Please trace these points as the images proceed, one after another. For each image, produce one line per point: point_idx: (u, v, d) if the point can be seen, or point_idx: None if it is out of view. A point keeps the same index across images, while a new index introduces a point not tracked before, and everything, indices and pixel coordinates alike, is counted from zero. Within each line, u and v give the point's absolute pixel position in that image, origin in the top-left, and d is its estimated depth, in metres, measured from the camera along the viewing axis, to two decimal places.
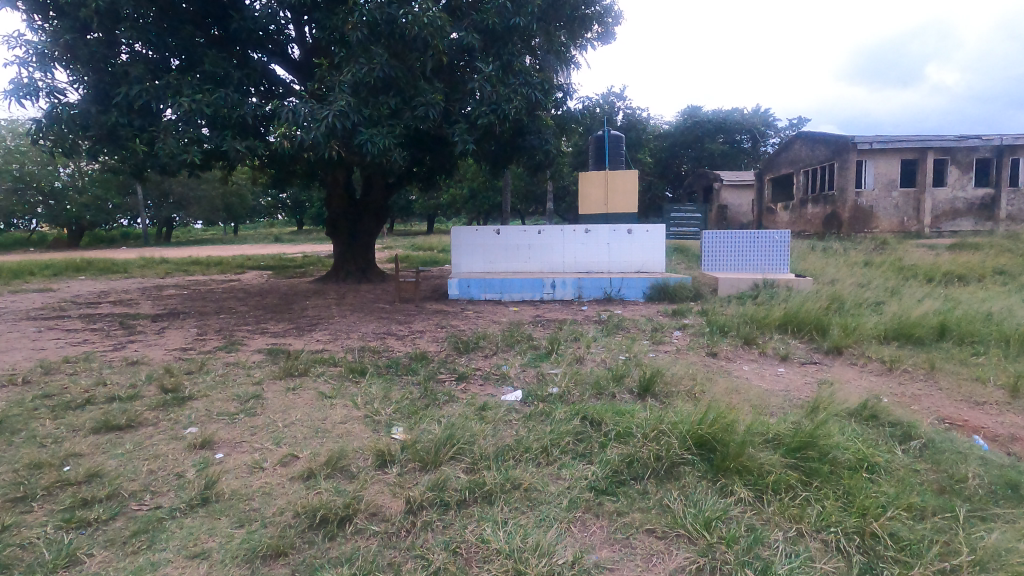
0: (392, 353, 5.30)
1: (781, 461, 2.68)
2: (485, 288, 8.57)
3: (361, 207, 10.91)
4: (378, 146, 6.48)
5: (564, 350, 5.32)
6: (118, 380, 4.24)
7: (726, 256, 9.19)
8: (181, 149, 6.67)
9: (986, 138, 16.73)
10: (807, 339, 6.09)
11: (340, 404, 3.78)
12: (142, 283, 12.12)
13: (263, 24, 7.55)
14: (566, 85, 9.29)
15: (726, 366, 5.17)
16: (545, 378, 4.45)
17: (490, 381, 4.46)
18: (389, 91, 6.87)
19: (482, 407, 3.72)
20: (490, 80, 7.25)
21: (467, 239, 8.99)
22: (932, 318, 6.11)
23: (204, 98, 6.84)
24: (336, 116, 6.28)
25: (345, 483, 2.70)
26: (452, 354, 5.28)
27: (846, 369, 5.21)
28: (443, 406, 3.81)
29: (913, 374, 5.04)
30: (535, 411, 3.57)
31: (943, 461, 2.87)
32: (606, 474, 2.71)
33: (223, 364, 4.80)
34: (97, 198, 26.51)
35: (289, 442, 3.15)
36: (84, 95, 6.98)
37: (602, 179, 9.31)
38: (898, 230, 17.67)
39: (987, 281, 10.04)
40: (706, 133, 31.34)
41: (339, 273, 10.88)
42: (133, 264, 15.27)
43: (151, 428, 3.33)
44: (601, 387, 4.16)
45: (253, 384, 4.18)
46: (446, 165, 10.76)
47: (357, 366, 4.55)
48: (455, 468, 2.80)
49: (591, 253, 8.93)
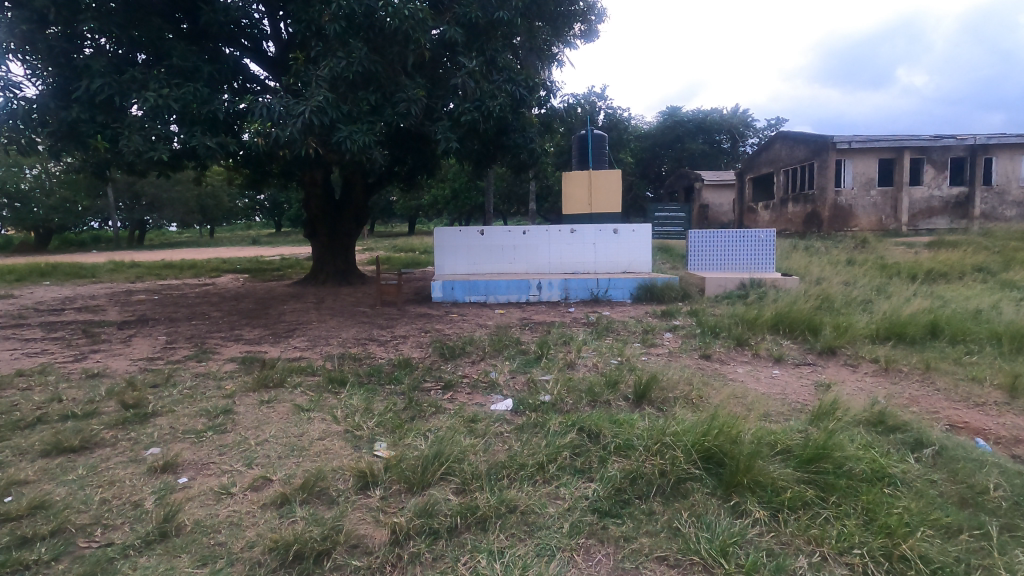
0: (374, 361, 5.08)
1: (796, 474, 2.54)
2: (469, 290, 8.33)
3: (340, 207, 10.59)
4: (358, 144, 6.19)
5: (555, 354, 5.14)
6: (75, 395, 3.91)
7: (713, 256, 9.10)
8: (147, 147, 6.34)
9: (961, 138, 17.03)
10: (799, 340, 6.00)
11: (319, 418, 3.53)
12: (109, 288, 11.67)
13: (235, 17, 7.21)
14: (550, 83, 9.09)
15: (720, 371, 5.06)
16: (536, 385, 4.26)
17: (478, 390, 4.25)
18: (369, 87, 6.59)
19: (471, 418, 3.51)
20: (473, 76, 7.05)
21: (452, 239, 8.75)
22: (923, 317, 6.07)
23: (172, 93, 6.52)
24: (313, 111, 5.99)
25: (323, 510, 2.46)
26: (438, 360, 5.06)
27: (840, 372, 5.16)
28: (429, 418, 3.59)
29: (909, 376, 4.98)
30: (528, 422, 3.39)
31: (960, 470, 2.73)
32: (608, 493, 2.52)
33: (192, 376, 4.51)
34: (65, 201, 25.85)
35: (262, 463, 2.90)
36: (42, 90, 6.58)
37: (586, 179, 9.14)
38: (877, 228, 17.90)
39: (968, 278, 10.13)
40: (686, 133, 31.58)
41: (318, 275, 10.56)
42: (101, 269, 14.76)
43: (109, 449, 3.04)
44: (594, 394, 4.00)
45: (223, 397, 3.89)
46: (428, 162, 10.52)
47: (337, 375, 4.31)
48: (445, 490, 2.58)
49: (577, 253, 8.75)
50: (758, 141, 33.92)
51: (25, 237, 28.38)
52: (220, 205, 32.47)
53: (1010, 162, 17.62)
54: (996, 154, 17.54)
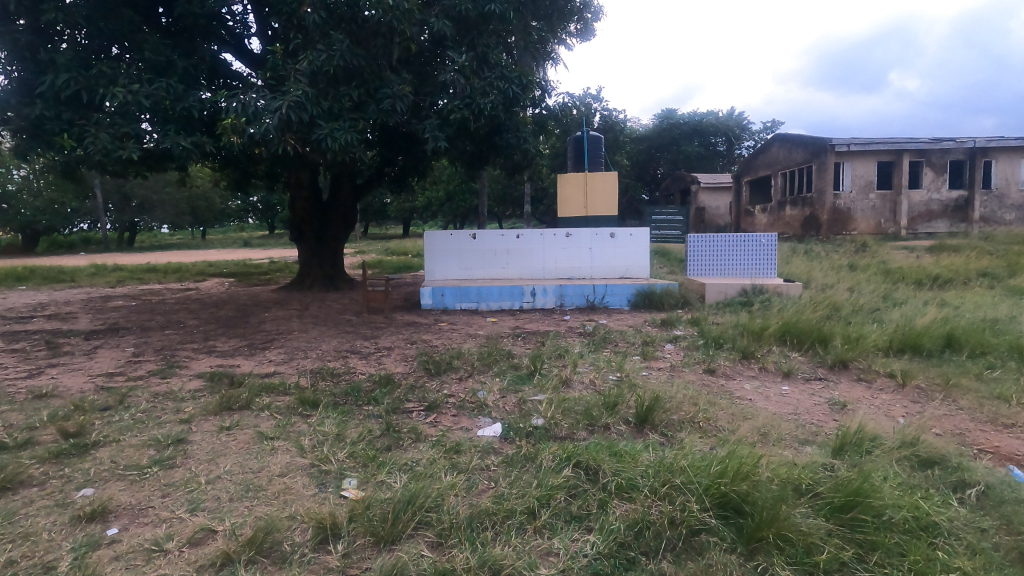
0: (354, 377, 4.69)
1: (827, 527, 2.23)
2: (460, 297, 7.95)
3: (327, 210, 10.19)
4: (339, 143, 5.82)
5: (548, 369, 4.77)
6: (14, 421, 3.50)
7: (713, 262, 8.75)
8: (114, 145, 5.95)
9: (961, 141, 16.79)
10: (808, 352, 5.65)
11: (283, 448, 3.14)
12: (87, 293, 11.21)
13: (211, 8, 6.81)
14: (545, 82, 8.75)
15: (726, 388, 4.71)
16: (528, 407, 3.88)
17: (465, 412, 3.88)
18: (352, 82, 6.22)
19: (454, 449, 3.14)
20: (464, 71, 6.67)
21: (442, 244, 8.38)
22: (938, 328, 5.74)
23: (142, 89, 6.12)
24: (290, 107, 5.62)
25: (273, 573, 2.11)
26: (422, 377, 4.67)
27: (854, 389, 4.81)
28: (407, 449, 3.20)
29: (928, 394, 4.65)
30: (518, 454, 3.02)
31: (1014, 517, 2.40)
32: (610, 549, 2.21)
33: (149, 396, 4.09)
34: (54, 202, 25.44)
35: (209, 508, 2.51)
36: (5, 86, 6.20)
37: (581, 181, 8.79)
38: (876, 232, 17.64)
39: (974, 284, 9.82)
40: (681, 136, 31.38)
41: (304, 280, 10.15)
42: (83, 272, 14.33)
43: (35, 490, 2.66)
44: (592, 418, 3.63)
45: (180, 423, 3.49)
46: (419, 163, 10.12)
47: (309, 396, 3.92)
48: (418, 545, 2.25)
49: (572, 258, 8.38)
50: (754, 143, 33.69)
51: (13, 238, 27.90)
52: (212, 206, 32.00)
53: (1010, 166, 17.38)
54: (995, 157, 17.30)
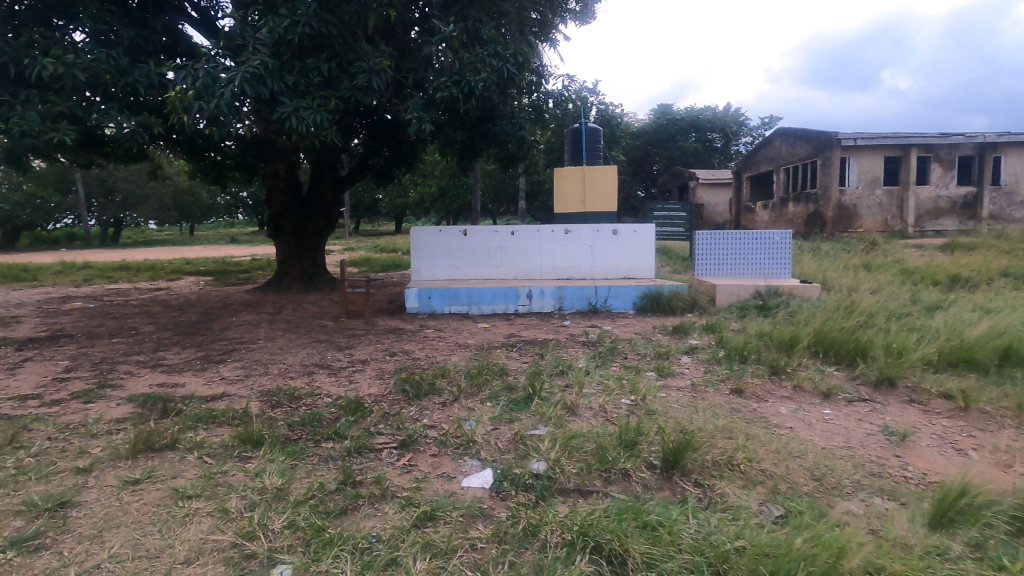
0: (317, 402, 3.87)
1: None
2: (448, 300, 7.14)
3: (305, 202, 9.35)
4: (305, 123, 5.00)
5: (549, 392, 3.97)
6: None
7: (724, 260, 8.01)
8: (45, 125, 5.11)
9: (970, 135, 16.13)
10: (847, 368, 4.89)
11: (203, 513, 2.36)
12: (47, 294, 10.32)
13: None
14: (541, 67, 7.95)
15: (760, 413, 3.95)
16: (526, 446, 3.09)
17: (448, 452, 3.09)
18: (322, 54, 5.41)
19: (429, 514, 2.35)
20: (451, 43, 5.82)
21: (430, 241, 7.59)
22: (993, 340, 5.00)
23: (78, 61, 5.27)
24: (246, 81, 4.81)
25: None
26: (399, 401, 3.87)
27: (909, 414, 4.05)
28: (368, 513, 2.42)
29: (998, 421, 3.91)
30: (514, 524, 2.25)
31: None
32: None
33: (55, 430, 3.28)
34: (33, 196, 24.39)
35: None
36: None
37: (579, 174, 8.00)
38: (882, 229, 16.97)
39: (998, 284, 9.12)
40: (679, 131, 30.63)
41: (281, 279, 9.32)
42: (49, 271, 13.37)
43: None
44: (606, 463, 2.85)
45: (77, 474, 2.70)
46: (404, 150, 9.26)
47: (252, 431, 3.11)
48: None
49: (571, 255, 7.60)
50: (753, 140, 32.96)
51: None
52: (199, 202, 31.00)
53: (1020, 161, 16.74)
54: (1005, 153, 16.67)
